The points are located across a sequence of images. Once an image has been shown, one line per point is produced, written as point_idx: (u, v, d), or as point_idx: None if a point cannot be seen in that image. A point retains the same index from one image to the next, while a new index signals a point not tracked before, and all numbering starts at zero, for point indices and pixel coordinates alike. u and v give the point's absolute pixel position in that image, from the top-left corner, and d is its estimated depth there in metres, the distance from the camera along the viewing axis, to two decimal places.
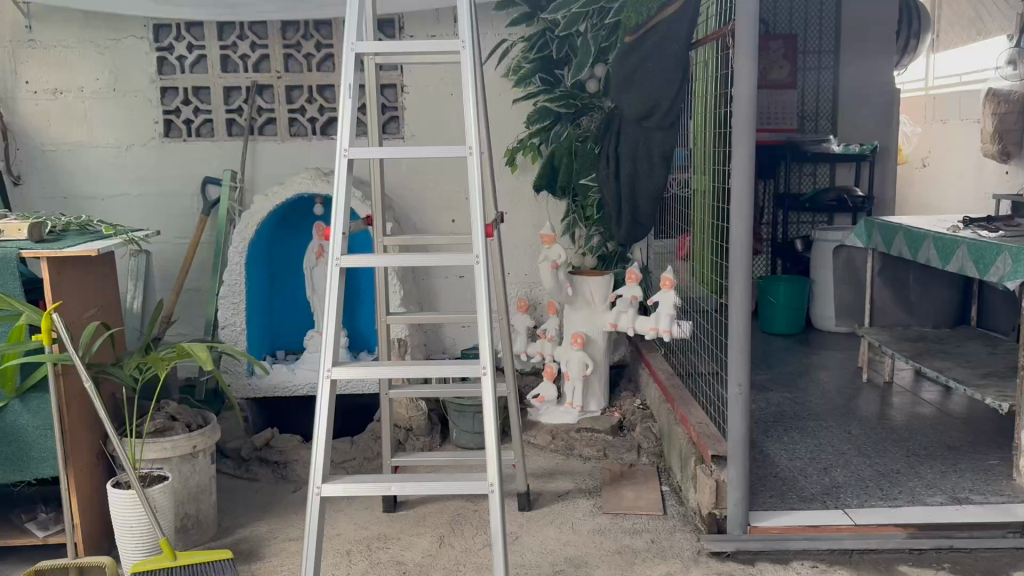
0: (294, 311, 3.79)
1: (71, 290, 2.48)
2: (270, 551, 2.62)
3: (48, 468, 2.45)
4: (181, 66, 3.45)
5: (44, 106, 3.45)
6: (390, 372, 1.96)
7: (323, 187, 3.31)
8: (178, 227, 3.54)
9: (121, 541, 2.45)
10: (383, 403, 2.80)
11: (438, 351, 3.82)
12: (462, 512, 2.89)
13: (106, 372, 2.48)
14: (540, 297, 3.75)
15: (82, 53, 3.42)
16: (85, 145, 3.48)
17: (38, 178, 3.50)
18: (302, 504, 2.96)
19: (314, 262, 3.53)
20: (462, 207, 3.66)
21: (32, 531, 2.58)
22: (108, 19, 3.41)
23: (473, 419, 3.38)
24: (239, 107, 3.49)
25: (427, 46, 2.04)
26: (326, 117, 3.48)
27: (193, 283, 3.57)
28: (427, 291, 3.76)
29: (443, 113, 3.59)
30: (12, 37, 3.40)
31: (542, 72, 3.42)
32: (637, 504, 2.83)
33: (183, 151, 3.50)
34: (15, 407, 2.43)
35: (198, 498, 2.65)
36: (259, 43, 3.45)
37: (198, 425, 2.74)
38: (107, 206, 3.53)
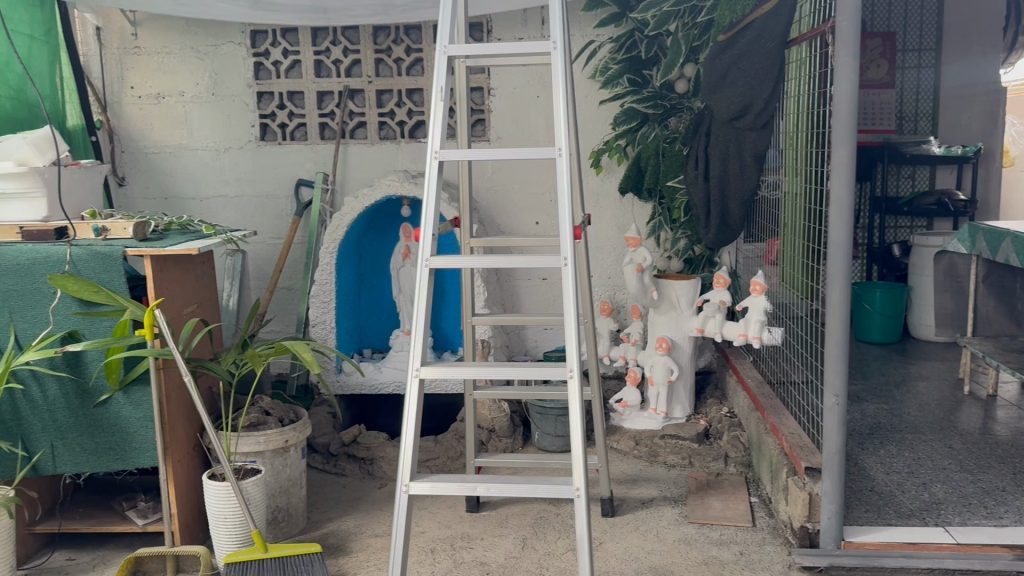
0: (381, 310, 3.83)
1: (173, 288, 2.58)
2: (356, 546, 2.66)
3: (148, 459, 2.55)
4: (276, 71, 3.54)
5: (148, 110, 3.59)
6: (476, 374, 1.98)
7: (410, 189, 3.34)
8: (272, 228, 3.64)
9: (215, 531, 2.53)
10: (467, 403, 2.81)
11: (520, 353, 3.80)
12: (543, 516, 2.88)
13: (205, 367, 2.58)
14: (623, 301, 3.67)
15: (184, 60, 3.54)
16: (185, 148, 3.61)
17: (142, 179, 3.64)
18: (387, 501, 3.00)
19: (401, 263, 3.58)
20: (546, 210, 3.64)
21: (131, 519, 2.68)
22: (208, 26, 3.52)
23: (555, 422, 3.35)
24: (331, 111, 3.56)
25: (518, 48, 2.08)
26: (414, 120, 3.52)
27: (285, 282, 3.65)
28: (510, 293, 3.75)
29: (530, 114, 3.58)
30: (120, 43, 3.55)
31: (630, 72, 3.30)
32: (724, 514, 2.76)
33: (277, 153, 3.59)
34: (119, 400, 2.53)
35: (290, 491, 2.72)
36: (352, 49, 3.51)
37: (289, 420, 2.82)
38: (205, 207, 3.65)
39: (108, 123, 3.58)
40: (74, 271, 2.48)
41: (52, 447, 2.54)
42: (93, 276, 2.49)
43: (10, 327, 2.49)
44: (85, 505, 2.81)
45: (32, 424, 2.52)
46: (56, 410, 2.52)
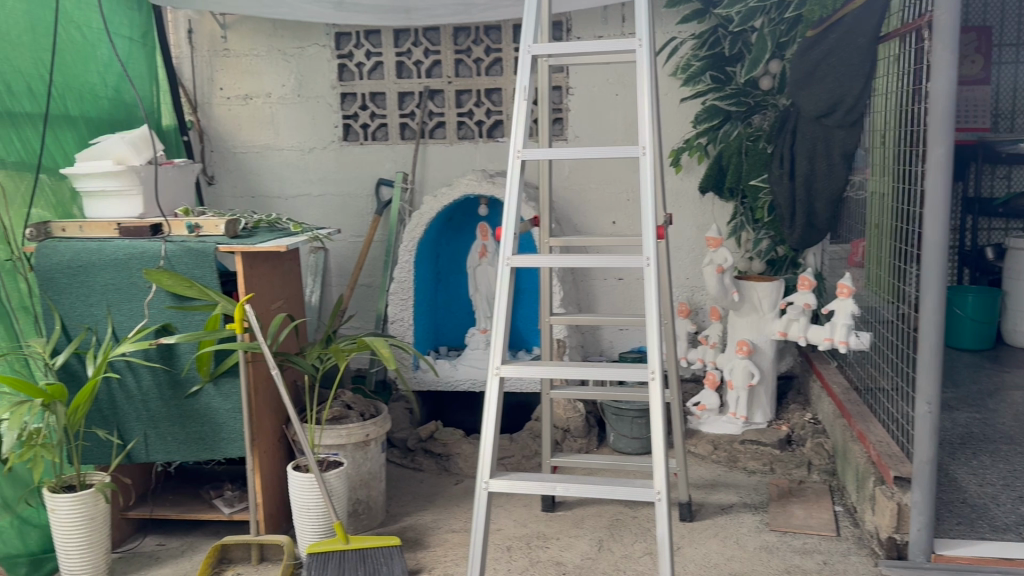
0: (458, 308, 3.85)
1: (263, 284, 2.70)
2: (434, 541, 2.71)
3: (236, 449, 2.63)
4: (359, 72, 3.60)
5: (236, 111, 3.70)
6: (555, 373, 2.05)
7: (488, 189, 3.36)
8: (353, 226, 3.70)
9: (298, 521, 2.60)
10: (544, 403, 2.81)
11: (595, 354, 3.75)
12: (620, 518, 2.85)
13: (291, 361, 2.68)
14: (702, 303, 3.59)
15: (271, 62, 3.64)
16: (271, 148, 3.71)
17: (230, 178, 3.75)
18: (463, 497, 3.03)
19: (478, 261, 3.60)
20: (623, 210, 3.60)
21: (218, 507, 2.77)
22: (294, 28, 3.60)
23: (631, 424, 3.31)
24: (412, 112, 3.60)
25: (597, 47, 2.13)
26: (492, 119, 3.53)
27: (365, 280, 3.71)
28: (586, 293, 3.70)
29: (609, 113, 3.55)
30: (210, 46, 3.67)
31: (713, 69, 3.24)
32: (807, 523, 2.69)
33: (359, 154, 3.65)
34: (209, 391, 2.61)
35: (370, 484, 2.79)
36: (432, 49, 3.55)
37: (369, 414, 2.90)
38: (290, 205, 3.73)
39: (198, 123, 3.70)
40: (169, 266, 2.58)
41: (145, 435, 2.64)
42: (186, 272, 2.58)
43: (109, 318, 2.60)
44: (174, 492, 2.91)
45: (127, 413, 2.63)
46: (149, 399, 2.62)
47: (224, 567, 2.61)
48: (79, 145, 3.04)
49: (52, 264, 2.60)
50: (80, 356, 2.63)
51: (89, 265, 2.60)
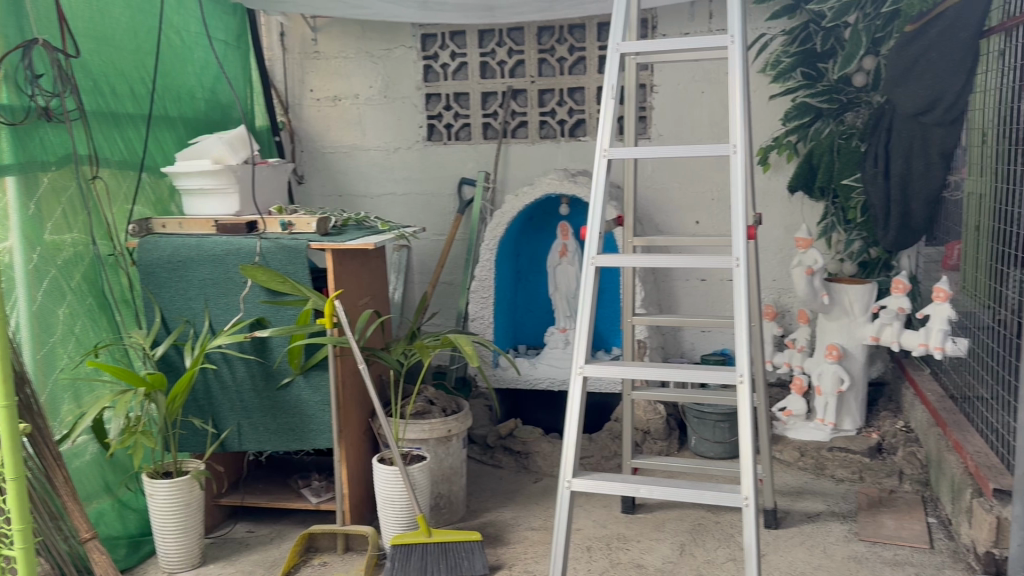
0: (537, 307, 3.83)
1: (350, 281, 2.80)
2: (514, 538, 2.73)
3: (324, 441, 2.72)
4: (444, 73, 3.65)
5: (326, 111, 3.79)
6: (638, 374, 2.09)
7: (569, 188, 3.35)
8: (436, 224, 3.75)
9: (383, 513, 2.66)
10: (625, 404, 2.80)
11: (675, 355, 3.70)
12: (702, 522, 2.82)
13: (376, 355, 2.77)
14: (789, 305, 3.50)
15: (359, 63, 3.72)
16: (359, 148, 3.78)
17: (318, 177, 3.85)
18: (543, 495, 3.04)
19: (557, 261, 3.56)
20: (707, 209, 3.55)
21: (306, 497, 2.85)
22: (382, 30, 3.67)
23: (714, 427, 3.27)
24: (495, 111, 3.63)
25: (687, 43, 2.14)
26: (575, 118, 3.53)
27: (447, 278, 3.76)
28: (667, 293, 3.65)
29: (694, 111, 3.51)
30: (301, 49, 3.77)
31: (804, 66, 3.17)
32: (898, 534, 2.61)
33: (443, 154, 3.70)
34: (300, 382, 2.71)
35: (451, 479, 2.83)
36: (516, 49, 3.56)
37: (451, 410, 2.94)
38: (376, 204, 3.81)
39: (289, 124, 3.81)
40: (264, 263, 2.68)
41: (239, 425, 2.74)
42: (279, 268, 2.68)
43: (206, 312, 2.71)
44: (264, 481, 3.01)
45: (222, 403, 2.74)
46: (243, 390, 2.73)
47: (311, 555, 2.70)
48: (178, 145, 3.17)
49: (153, 259, 2.72)
50: (178, 347, 2.74)
51: (188, 261, 2.71)
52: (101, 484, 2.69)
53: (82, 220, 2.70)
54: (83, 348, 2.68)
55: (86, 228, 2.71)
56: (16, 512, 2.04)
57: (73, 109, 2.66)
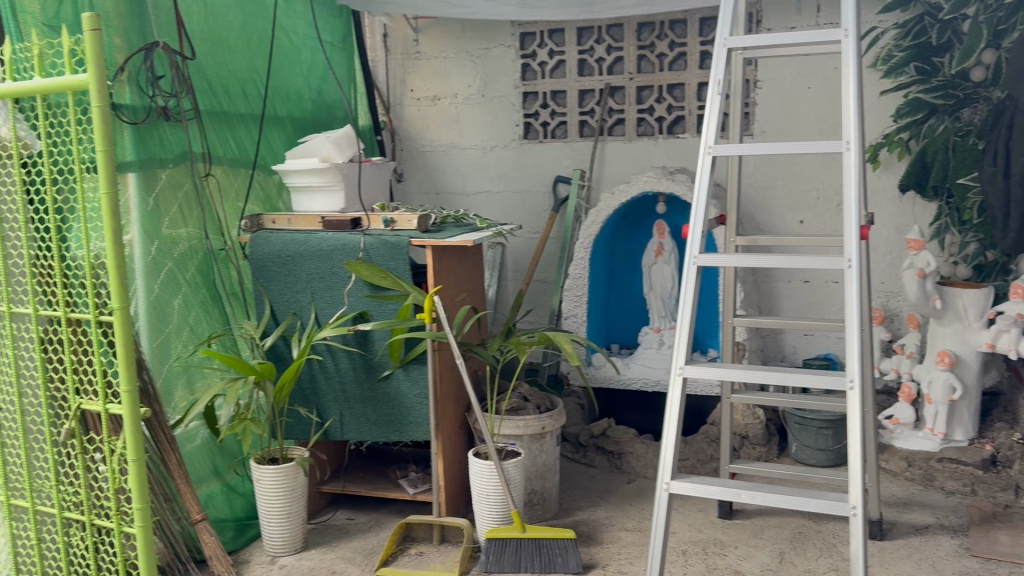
0: (632, 307, 3.78)
1: (449, 276, 2.84)
2: (608, 538, 2.72)
3: (422, 433, 2.78)
4: (542, 71, 3.67)
5: (425, 111, 3.86)
6: (739, 376, 2.06)
7: (668, 186, 3.31)
8: (531, 222, 3.76)
9: (478, 507, 2.69)
10: (723, 407, 2.77)
11: (775, 358, 3.60)
12: (802, 531, 2.75)
13: (474, 351, 2.81)
14: (898, 309, 3.35)
15: (458, 63, 3.77)
16: (456, 147, 3.84)
17: (417, 175, 3.92)
18: (636, 497, 3.02)
19: (654, 260, 3.52)
20: (812, 208, 3.45)
21: (403, 487, 2.92)
22: (482, 29, 3.71)
23: (816, 434, 3.18)
24: (593, 109, 3.62)
25: (798, 39, 2.11)
26: (674, 115, 3.49)
27: (541, 276, 3.77)
28: (768, 294, 3.57)
29: (799, 108, 3.42)
30: (402, 50, 3.85)
31: (918, 60, 3.05)
32: (1014, 551, 2.48)
33: (540, 152, 3.71)
34: (399, 375, 2.77)
35: (545, 476, 2.85)
36: (615, 46, 3.55)
37: (546, 408, 2.95)
38: (472, 201, 3.85)
39: (390, 123, 3.90)
40: (367, 258, 2.75)
41: (341, 415, 2.84)
42: (382, 263, 2.74)
43: (313, 305, 2.81)
44: (363, 470, 3.09)
45: (326, 393, 2.84)
46: (346, 381, 2.82)
47: (408, 545, 2.76)
48: (286, 144, 3.29)
49: (264, 254, 2.84)
50: (286, 339, 2.86)
51: (296, 255, 2.81)
52: (211, 468, 2.81)
53: (197, 216, 2.82)
54: (197, 338, 2.81)
55: (201, 223, 2.83)
56: (136, 492, 2.13)
57: (189, 109, 2.79)
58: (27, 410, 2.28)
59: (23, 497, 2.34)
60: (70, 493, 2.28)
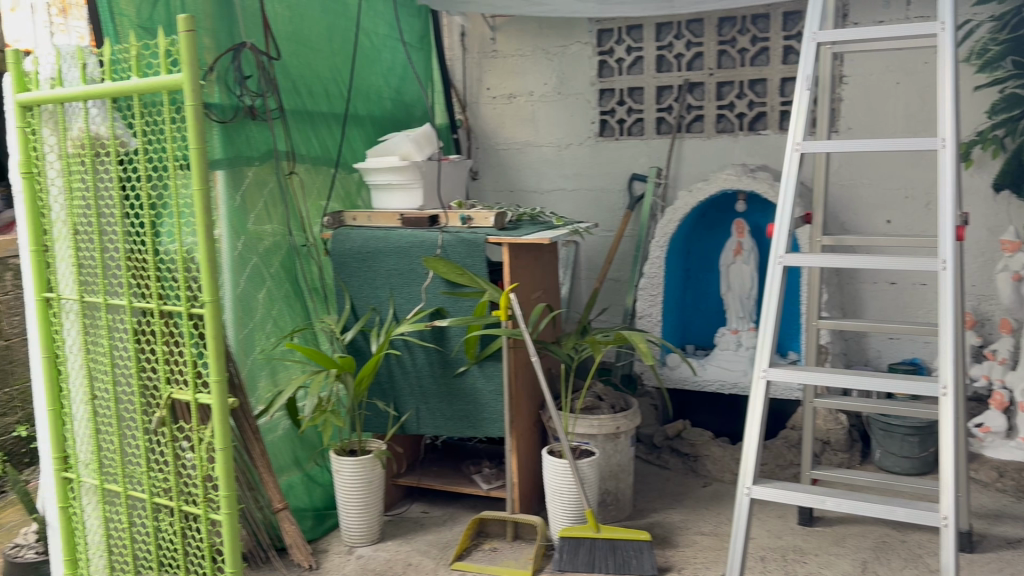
0: (708, 307, 3.71)
1: (524, 274, 2.84)
2: (683, 541, 2.69)
3: (496, 429, 2.79)
4: (619, 67, 3.64)
5: (501, 109, 3.87)
6: (823, 380, 2.03)
7: (748, 184, 3.25)
8: (606, 221, 3.74)
9: (551, 505, 2.69)
10: (806, 412, 2.71)
11: (858, 362, 3.51)
12: (886, 540, 2.66)
13: (549, 349, 2.81)
14: (991, 313, 3.21)
15: (535, 60, 3.77)
16: (531, 144, 3.84)
17: (492, 173, 3.93)
18: (712, 500, 2.98)
19: (732, 259, 3.45)
20: (899, 207, 3.34)
21: (477, 482, 2.95)
22: (559, 27, 3.70)
23: (901, 441, 3.08)
24: (670, 105, 3.57)
25: (891, 32, 2.05)
26: (756, 112, 3.42)
27: (614, 274, 3.74)
28: (852, 296, 3.47)
29: (887, 104, 3.31)
30: (479, 48, 3.87)
31: (1016, 53, 2.97)
32: None
33: (616, 149, 3.68)
34: (475, 372, 2.79)
35: (619, 477, 2.82)
36: (695, 41, 3.49)
37: (620, 408, 2.93)
38: (546, 199, 3.84)
39: (466, 122, 3.93)
40: (445, 255, 2.78)
41: (417, 409, 2.88)
42: (459, 261, 2.77)
43: (391, 301, 2.86)
44: (437, 465, 3.13)
45: (403, 387, 2.88)
46: (422, 376, 2.85)
47: (481, 540, 2.78)
48: (366, 143, 3.34)
49: (345, 250, 2.91)
50: (365, 334, 2.92)
51: (376, 252, 2.87)
52: (291, 458, 2.88)
53: (281, 213, 2.89)
54: (280, 331, 2.88)
55: (284, 220, 2.90)
56: (223, 480, 2.17)
57: (275, 108, 2.85)
58: (120, 398, 2.34)
59: (116, 482, 2.41)
60: (159, 479, 2.34)
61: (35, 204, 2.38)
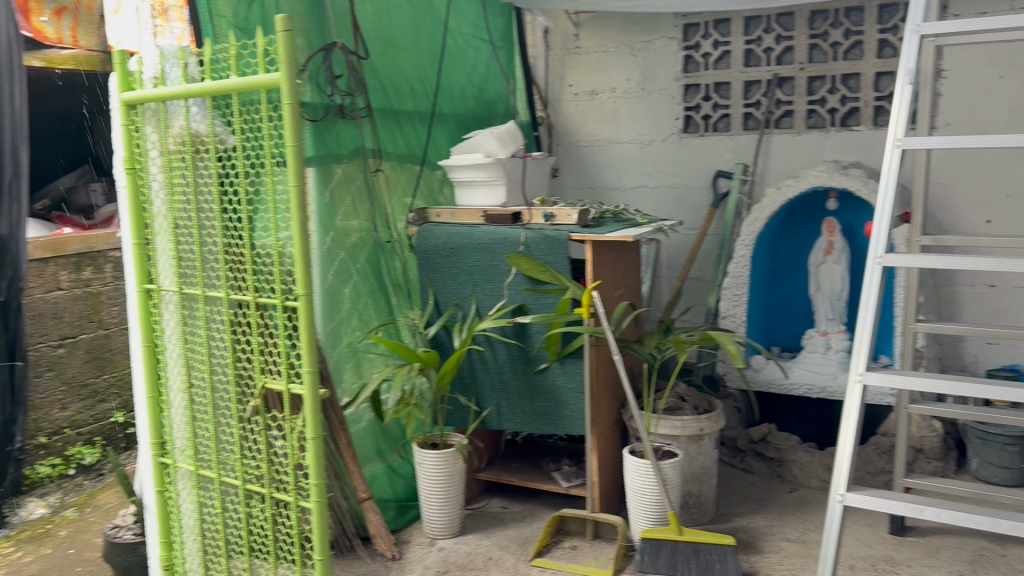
0: (795, 309, 3.61)
1: (607, 272, 2.82)
2: (768, 546, 2.63)
3: (577, 427, 2.78)
4: (706, 62, 3.57)
5: (583, 106, 3.85)
6: (924, 386, 1.98)
7: (840, 181, 3.15)
8: (689, 218, 3.68)
9: (632, 505, 2.66)
10: (900, 418, 2.62)
11: (955, 368, 3.36)
12: (985, 553, 2.55)
13: (631, 348, 2.78)
14: None
15: (618, 56, 3.73)
16: (614, 141, 3.80)
17: (572, 170, 3.92)
18: (799, 506, 2.91)
19: (822, 259, 3.33)
20: (1001, 206, 3.19)
21: (556, 480, 2.94)
22: (644, 22, 3.66)
23: (1001, 451, 2.93)
24: (758, 101, 3.49)
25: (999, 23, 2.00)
26: (848, 107, 3.31)
27: (697, 273, 3.69)
28: (948, 298, 3.33)
29: (989, 98, 3.16)
30: (562, 45, 3.86)
31: None
32: None
33: (700, 146, 3.62)
34: (555, 369, 2.79)
35: (702, 479, 2.78)
36: (785, 35, 3.41)
37: (704, 409, 2.88)
38: (627, 196, 3.81)
39: (547, 119, 3.92)
40: (528, 252, 2.78)
41: (498, 405, 2.89)
42: (542, 257, 2.76)
43: (474, 297, 2.88)
44: (516, 461, 3.14)
45: (484, 383, 2.90)
46: (503, 372, 2.87)
47: (561, 537, 2.77)
48: (449, 140, 3.37)
49: (429, 246, 2.94)
50: (448, 329, 2.95)
51: (459, 248, 2.90)
52: (374, 450, 2.93)
53: (367, 209, 2.93)
54: (365, 325, 2.93)
55: (370, 216, 2.95)
56: (313, 469, 2.21)
57: (363, 107, 2.90)
58: (216, 387, 2.42)
59: (210, 468, 2.49)
60: (252, 466, 2.40)
61: (138, 199, 2.47)
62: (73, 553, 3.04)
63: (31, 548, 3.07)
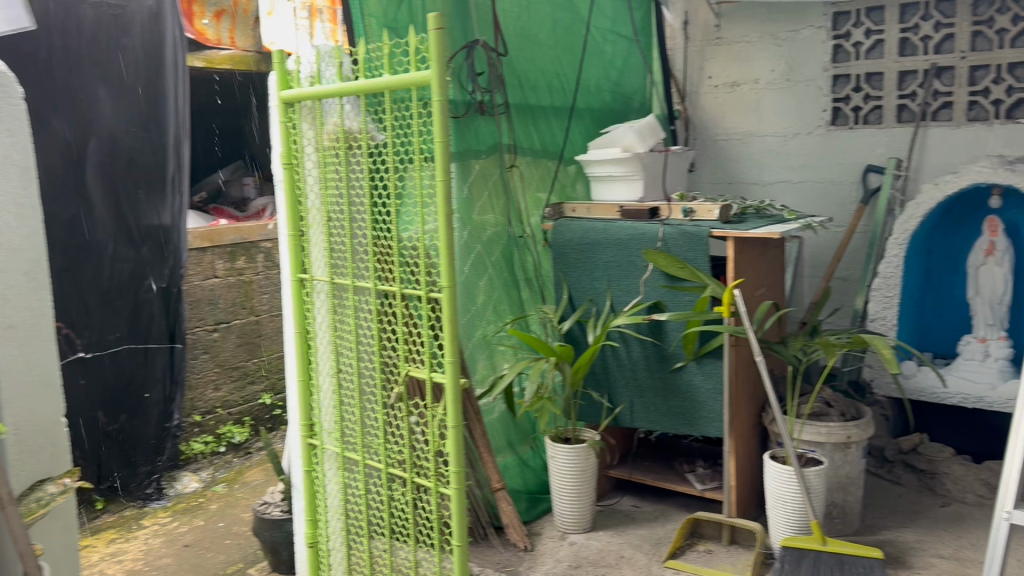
0: (950, 313, 3.41)
1: (749, 270, 2.74)
2: (919, 562, 2.50)
3: (714, 428, 2.72)
4: (856, 52, 3.41)
5: (722, 99, 3.77)
6: None
7: (1005, 177, 2.95)
8: (834, 215, 3.53)
9: (772, 512, 2.59)
10: None
11: None
12: None
13: (773, 349, 2.69)
14: None
15: (762, 47, 3.62)
16: (754, 135, 3.69)
17: (709, 165, 3.85)
18: (952, 522, 2.75)
19: (982, 261, 3.11)
20: None
21: (690, 481, 2.89)
22: (790, 11, 3.53)
23: None
24: (914, 92, 3.31)
25: None
26: (1015, 98, 3.08)
27: (842, 273, 3.54)
28: None
29: None
30: (703, 36, 3.78)
31: None
32: None
33: (849, 139, 3.46)
34: (692, 368, 2.73)
35: (847, 489, 2.66)
36: (945, 22, 3.20)
37: (851, 416, 2.76)
38: (767, 192, 3.70)
39: (684, 112, 3.86)
40: (666, 248, 2.74)
41: (632, 402, 2.87)
42: (680, 254, 2.72)
43: (608, 293, 2.87)
44: (649, 460, 3.10)
45: (618, 379, 2.89)
46: (637, 370, 2.84)
47: (696, 540, 2.73)
48: (585, 135, 3.37)
49: (565, 241, 2.96)
50: (581, 325, 2.96)
51: (595, 244, 2.89)
52: (507, 441, 2.96)
53: (502, 205, 2.96)
54: (500, 319, 2.97)
55: (506, 211, 2.98)
56: (454, 457, 2.25)
57: (502, 103, 2.93)
58: (363, 373, 2.51)
59: (354, 451, 2.59)
60: (395, 451, 2.48)
61: (294, 192, 2.59)
62: (223, 526, 3.25)
63: (186, 519, 3.30)
